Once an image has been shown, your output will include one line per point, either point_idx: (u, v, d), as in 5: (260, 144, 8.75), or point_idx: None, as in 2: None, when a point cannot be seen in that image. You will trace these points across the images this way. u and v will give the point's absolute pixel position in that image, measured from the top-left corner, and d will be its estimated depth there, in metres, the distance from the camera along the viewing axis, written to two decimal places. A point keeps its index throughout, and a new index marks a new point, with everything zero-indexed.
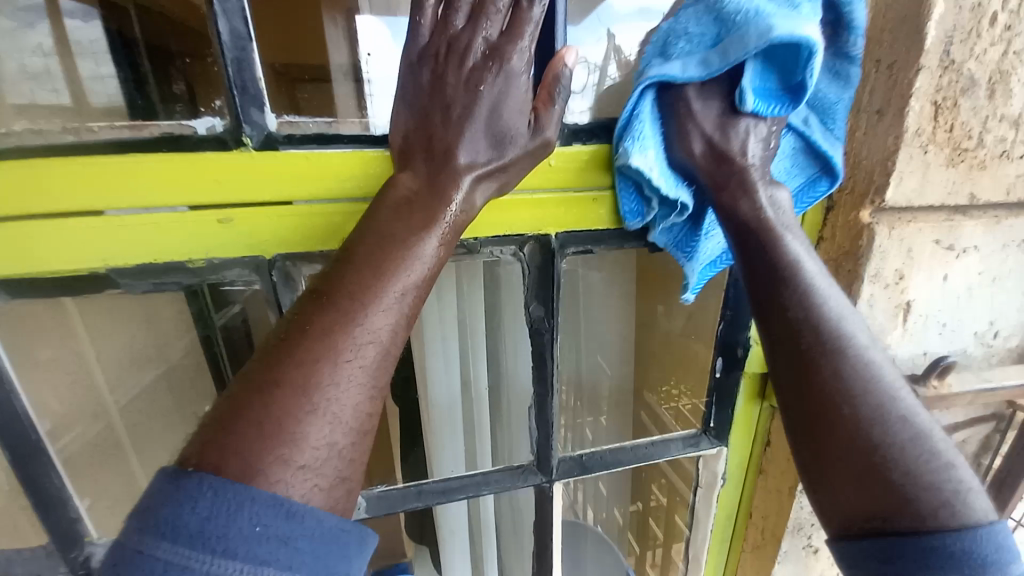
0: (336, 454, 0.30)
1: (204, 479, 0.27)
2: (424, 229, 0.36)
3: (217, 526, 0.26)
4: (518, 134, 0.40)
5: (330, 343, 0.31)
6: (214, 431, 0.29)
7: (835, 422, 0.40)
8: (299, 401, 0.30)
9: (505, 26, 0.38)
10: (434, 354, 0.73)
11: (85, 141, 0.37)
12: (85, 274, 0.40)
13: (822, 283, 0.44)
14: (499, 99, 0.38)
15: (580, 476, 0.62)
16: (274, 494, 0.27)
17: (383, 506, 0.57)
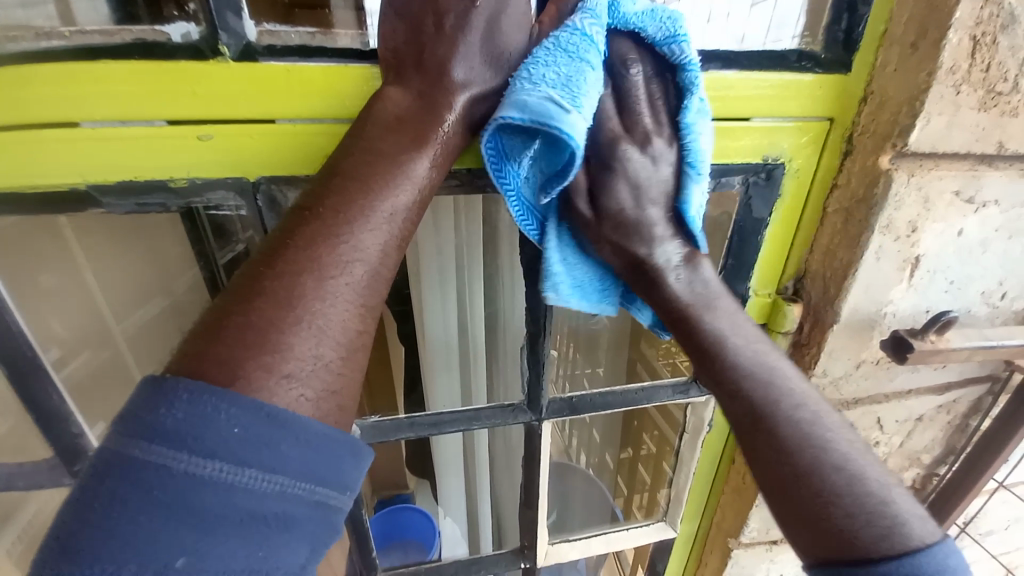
0: (323, 368, 0.30)
1: (182, 382, 0.27)
2: (413, 148, 0.34)
3: (195, 428, 0.27)
4: (516, 55, 0.37)
5: (313, 258, 0.31)
6: (200, 338, 0.29)
7: (781, 469, 0.40)
8: (283, 314, 0.30)
9: None
10: (431, 295, 0.72)
11: (52, 45, 0.35)
12: (65, 189, 0.39)
13: (742, 344, 0.44)
14: (497, 9, 0.36)
15: (570, 417, 0.63)
16: (252, 399, 0.28)
17: (376, 434, 0.59)
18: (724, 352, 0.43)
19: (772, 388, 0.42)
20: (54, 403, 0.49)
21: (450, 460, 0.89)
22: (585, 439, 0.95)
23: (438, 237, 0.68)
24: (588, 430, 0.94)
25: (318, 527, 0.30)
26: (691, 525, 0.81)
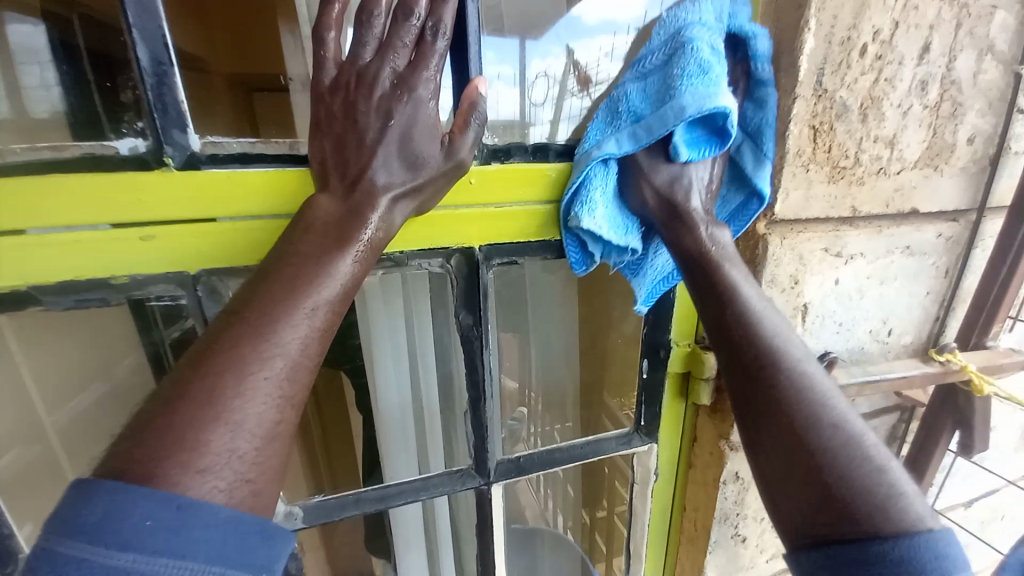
0: (238, 459, 0.32)
1: (104, 482, 0.29)
2: (336, 250, 0.39)
3: (110, 525, 0.28)
4: (431, 157, 0.43)
5: (236, 357, 0.34)
6: (124, 442, 0.31)
7: (769, 409, 0.42)
8: (204, 411, 0.32)
9: (411, 58, 0.41)
10: (383, 362, 0.74)
11: (3, 162, 0.38)
12: (6, 291, 0.40)
13: (756, 302, 0.46)
14: (408, 125, 0.41)
15: (518, 478, 0.65)
16: (166, 492, 0.29)
17: (319, 516, 0.58)
18: (738, 295, 0.46)
19: (775, 351, 0.43)
20: None
21: (410, 533, 0.85)
22: (560, 500, 0.94)
23: (388, 309, 0.71)
24: (562, 489, 0.93)
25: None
26: None
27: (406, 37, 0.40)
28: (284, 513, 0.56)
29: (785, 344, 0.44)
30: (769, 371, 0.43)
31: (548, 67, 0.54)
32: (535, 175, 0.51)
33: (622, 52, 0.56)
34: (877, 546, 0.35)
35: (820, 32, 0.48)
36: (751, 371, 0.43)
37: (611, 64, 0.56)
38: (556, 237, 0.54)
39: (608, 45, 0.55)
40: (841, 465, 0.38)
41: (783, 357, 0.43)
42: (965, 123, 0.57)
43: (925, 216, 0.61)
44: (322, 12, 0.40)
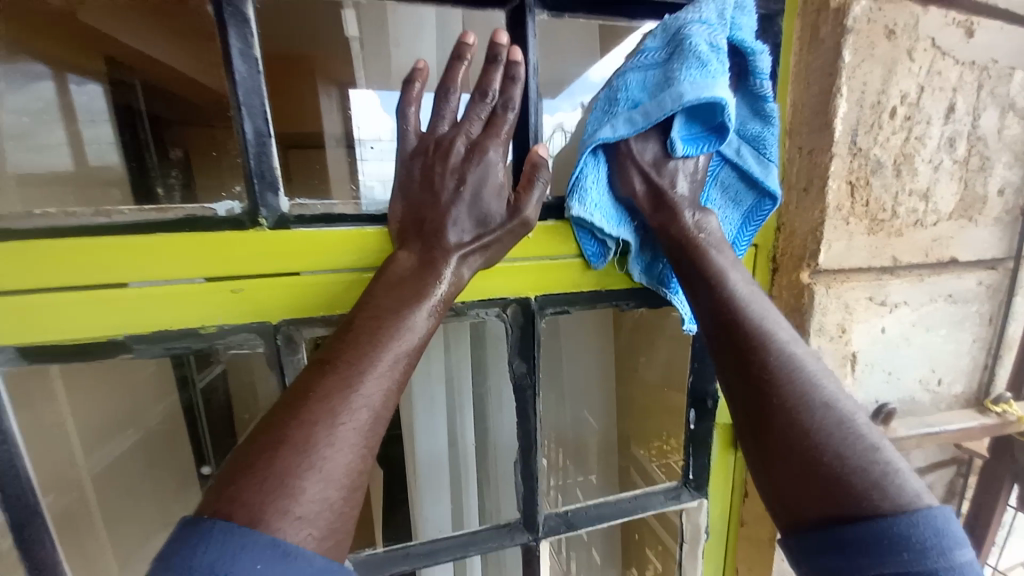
0: (328, 507, 0.33)
1: (216, 523, 0.30)
2: (414, 303, 0.41)
3: (222, 567, 0.28)
4: (497, 215, 0.46)
5: (326, 407, 0.35)
6: (224, 488, 0.32)
7: (762, 394, 0.42)
8: (299, 458, 0.33)
9: (483, 128, 0.46)
10: (421, 412, 0.75)
11: (113, 223, 0.42)
12: (104, 339, 0.43)
13: (741, 285, 0.47)
14: (479, 186, 0.45)
15: (568, 534, 0.63)
16: (272, 537, 0.30)
17: (370, 570, 0.57)
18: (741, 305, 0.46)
19: (762, 329, 0.44)
20: (46, 551, 0.50)
21: None
22: (583, 561, 0.88)
23: (427, 368, 0.73)
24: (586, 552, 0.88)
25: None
26: None
27: (480, 112, 0.45)
28: None
29: (771, 325, 0.45)
30: (754, 337, 0.44)
31: (562, 121, 0.58)
32: None
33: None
34: (873, 525, 0.35)
35: (851, 98, 0.51)
36: (738, 359, 0.44)
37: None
38: (606, 288, 0.57)
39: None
40: (834, 437, 0.38)
41: (768, 332, 0.44)
42: (994, 175, 0.59)
43: (963, 264, 0.62)
44: (405, 90, 0.44)
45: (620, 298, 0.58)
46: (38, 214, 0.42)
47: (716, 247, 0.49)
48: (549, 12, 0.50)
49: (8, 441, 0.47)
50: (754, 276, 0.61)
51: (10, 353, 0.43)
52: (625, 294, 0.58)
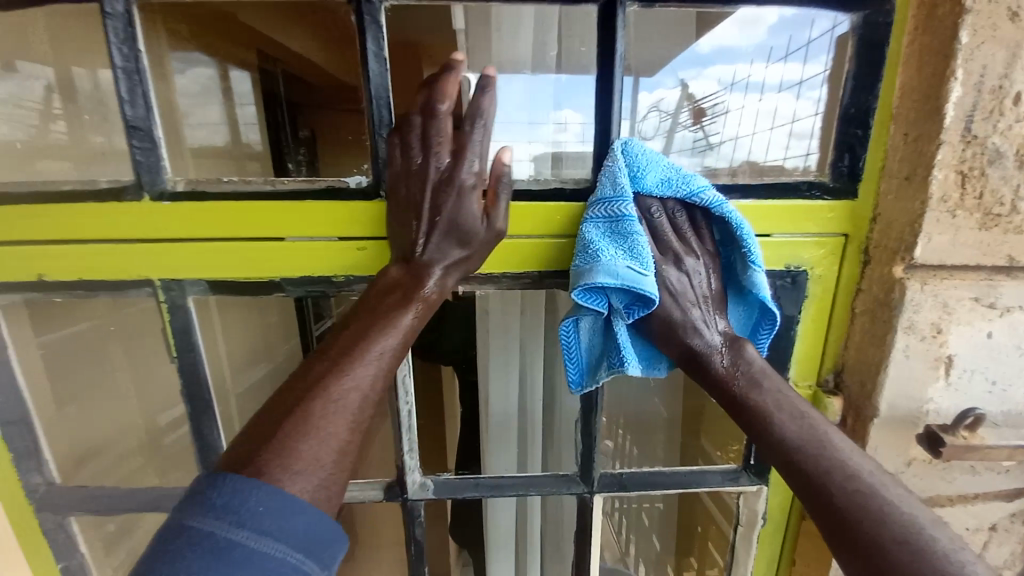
0: (321, 468, 0.41)
1: (228, 475, 0.38)
2: (403, 306, 0.50)
3: (234, 505, 0.37)
4: (478, 230, 0.52)
5: (323, 387, 0.45)
6: (243, 449, 0.41)
7: (830, 503, 0.43)
8: (301, 428, 0.42)
9: (451, 150, 0.50)
10: (496, 368, 0.83)
11: (277, 190, 0.54)
12: (265, 280, 0.56)
13: (789, 417, 0.49)
14: (456, 204, 0.50)
15: (619, 494, 0.68)
16: (275, 490, 0.38)
17: (446, 491, 0.68)
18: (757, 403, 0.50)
19: (818, 467, 0.45)
20: (211, 437, 0.64)
21: (503, 538, 0.91)
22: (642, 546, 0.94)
23: (505, 323, 0.79)
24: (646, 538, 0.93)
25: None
26: None
27: (444, 131, 0.50)
28: (419, 483, 0.67)
29: (827, 458, 0.45)
30: (811, 478, 0.44)
31: (659, 99, 0.60)
32: None
33: (747, 81, 0.59)
34: None
35: (967, 81, 0.48)
36: (799, 472, 0.45)
37: (732, 94, 0.60)
38: None
39: (731, 74, 0.59)
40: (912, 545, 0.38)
41: (826, 471, 0.44)
42: None
43: None
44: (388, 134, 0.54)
45: None
46: (226, 181, 0.55)
47: (763, 387, 0.51)
48: (640, 3, 0.54)
49: (194, 349, 0.60)
50: (840, 268, 0.59)
51: (202, 284, 0.57)
52: None
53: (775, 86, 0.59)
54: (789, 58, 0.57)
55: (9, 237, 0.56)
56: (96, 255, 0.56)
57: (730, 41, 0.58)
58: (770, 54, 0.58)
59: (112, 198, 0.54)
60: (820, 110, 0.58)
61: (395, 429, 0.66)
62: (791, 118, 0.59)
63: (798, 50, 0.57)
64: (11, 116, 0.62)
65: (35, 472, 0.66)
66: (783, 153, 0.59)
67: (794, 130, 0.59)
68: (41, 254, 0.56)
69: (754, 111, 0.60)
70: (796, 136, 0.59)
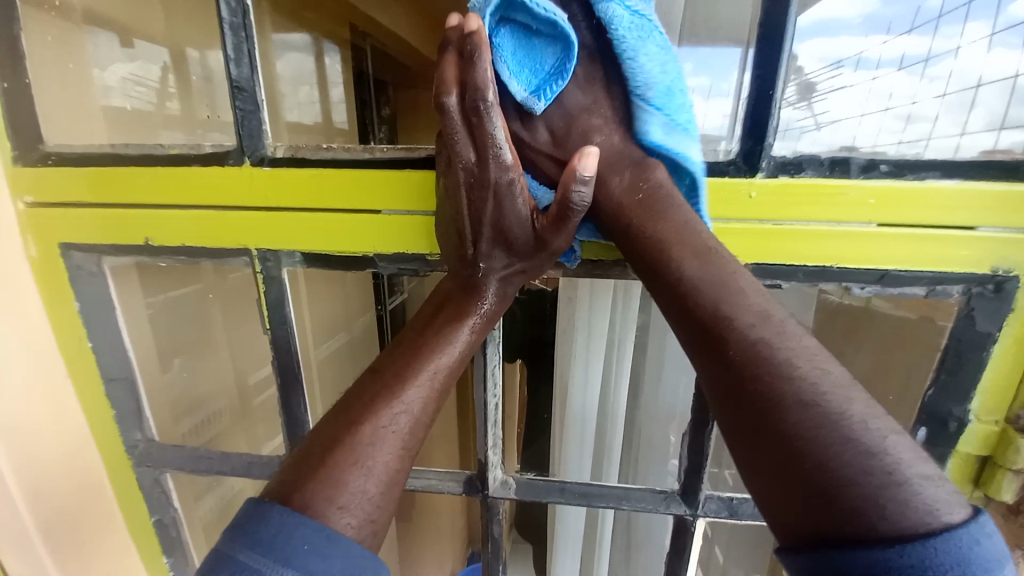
0: (367, 500, 0.39)
1: (275, 506, 0.36)
2: (456, 321, 0.47)
3: (279, 543, 0.35)
4: (524, 238, 0.47)
5: (372, 411, 0.41)
6: (287, 474, 0.39)
7: (748, 393, 0.36)
8: (348, 457, 0.39)
9: (475, 148, 0.43)
10: (576, 362, 0.73)
11: (375, 158, 0.50)
12: (359, 255, 0.53)
13: (699, 269, 0.40)
14: (497, 213, 0.46)
15: (728, 520, 0.59)
16: (321, 525, 0.36)
17: (530, 492, 0.63)
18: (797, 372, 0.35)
19: (716, 310, 0.38)
20: (297, 412, 0.63)
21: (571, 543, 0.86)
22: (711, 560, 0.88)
23: (593, 310, 0.69)
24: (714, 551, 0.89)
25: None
26: None
27: (458, 128, 0.42)
28: (502, 480, 0.63)
29: (765, 342, 0.36)
30: (710, 323, 0.38)
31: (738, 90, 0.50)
32: (838, 193, 0.46)
33: (873, 56, 0.48)
34: (874, 550, 0.30)
35: None
36: (721, 353, 0.38)
37: (839, 73, 0.48)
38: (838, 265, 0.48)
39: (840, 49, 0.48)
40: (821, 442, 0.33)
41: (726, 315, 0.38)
42: None
43: None
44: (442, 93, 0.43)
45: (854, 278, 0.48)
46: (326, 148, 0.52)
47: (659, 212, 0.43)
48: None
49: (288, 323, 0.58)
50: None
51: (297, 256, 0.55)
52: (863, 276, 0.48)
53: (912, 60, 0.47)
54: (938, 26, 0.46)
55: (125, 202, 0.57)
56: (199, 221, 0.55)
57: (843, 14, 0.47)
58: (914, 19, 0.46)
59: (216, 164, 0.52)
60: (982, 82, 0.46)
61: (480, 423, 0.61)
62: (940, 97, 0.47)
63: (951, 13, 0.45)
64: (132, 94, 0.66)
65: (137, 430, 0.69)
66: (896, 139, 0.47)
67: (946, 110, 0.46)
68: (150, 218, 0.57)
69: (874, 93, 0.48)
70: (912, 121, 0.47)
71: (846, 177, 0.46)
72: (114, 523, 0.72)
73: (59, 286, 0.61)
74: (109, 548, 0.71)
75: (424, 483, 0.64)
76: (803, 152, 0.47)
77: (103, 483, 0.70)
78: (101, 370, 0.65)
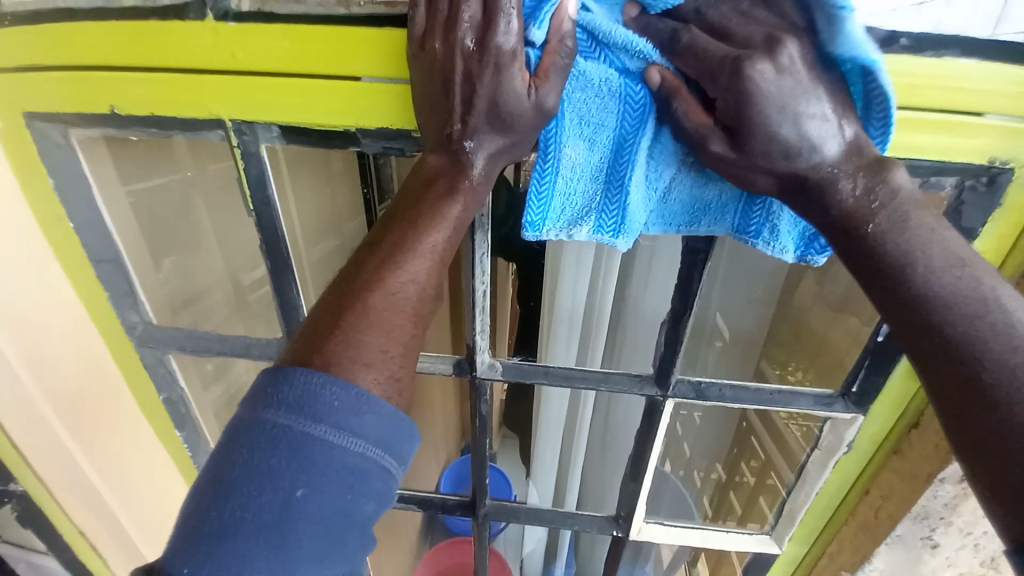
0: (389, 359, 0.41)
1: (298, 368, 0.38)
2: (450, 196, 0.46)
3: (309, 400, 0.37)
4: (522, 113, 0.43)
5: (379, 279, 0.42)
6: (304, 339, 0.41)
7: (973, 367, 0.36)
8: (361, 320, 0.41)
9: (482, 8, 0.41)
10: (568, 260, 0.74)
11: (353, 15, 0.45)
12: (340, 129, 0.51)
13: (935, 256, 0.39)
14: (495, 83, 0.43)
15: (695, 401, 0.64)
16: (349, 384, 0.38)
17: (514, 375, 0.67)
18: (913, 270, 0.39)
19: (928, 290, 0.39)
20: (289, 294, 0.64)
21: (552, 429, 0.93)
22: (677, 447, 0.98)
23: None
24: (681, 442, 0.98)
25: (383, 483, 0.39)
26: (800, 548, 0.77)
27: None
28: (489, 363, 0.67)
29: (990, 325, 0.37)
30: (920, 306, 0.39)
31: None
32: None
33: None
34: None
35: None
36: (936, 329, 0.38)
37: None
38: None
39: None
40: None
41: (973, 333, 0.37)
42: None
43: None
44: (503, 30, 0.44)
45: None
46: (297, 1, 0.46)
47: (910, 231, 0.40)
48: None
49: (271, 204, 0.57)
50: None
51: (276, 130, 0.52)
52: None
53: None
54: None
55: (78, 61, 0.52)
56: (164, 86, 0.51)
57: None
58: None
59: (174, 17, 0.47)
60: None
61: (469, 308, 0.63)
62: None
63: None
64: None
65: (133, 311, 0.70)
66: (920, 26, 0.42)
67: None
68: (111, 82, 0.53)
69: None
70: (948, 20, 0.42)
71: None
72: (126, 397, 0.77)
73: (29, 157, 0.59)
74: (124, 417, 0.77)
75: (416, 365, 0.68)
76: None
77: (106, 360, 0.73)
78: (88, 250, 0.65)
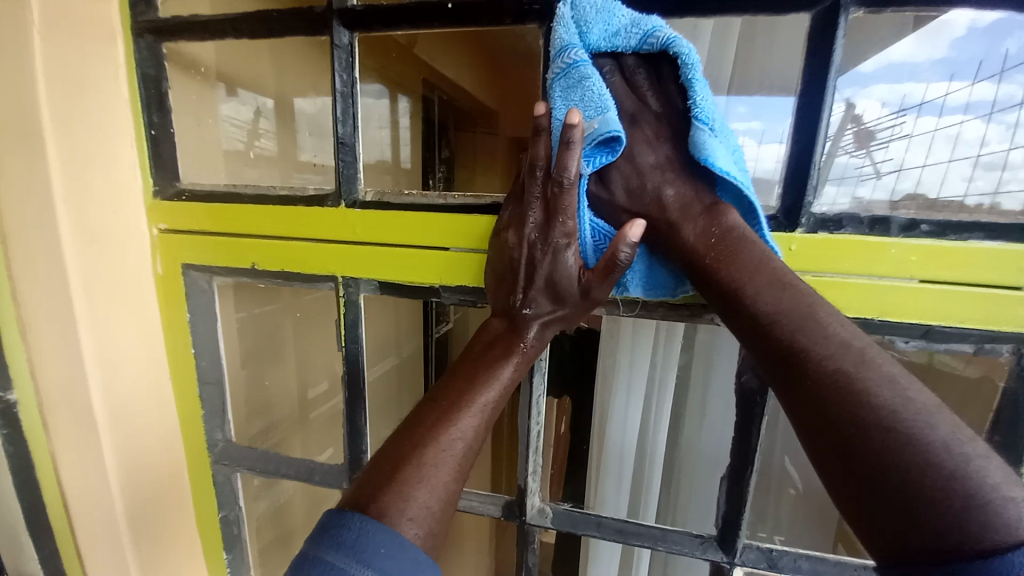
0: (431, 515, 0.44)
1: (354, 513, 0.41)
2: (503, 357, 0.52)
3: (361, 544, 0.39)
4: (571, 294, 0.51)
5: (433, 435, 0.47)
6: (360, 483, 0.45)
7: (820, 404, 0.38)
8: (414, 472, 0.44)
9: (544, 211, 0.50)
10: (618, 397, 0.75)
11: (449, 203, 0.58)
12: (427, 286, 0.61)
13: (772, 290, 0.43)
14: (552, 268, 0.51)
15: (767, 572, 0.59)
16: (394, 531, 0.41)
17: (565, 523, 0.65)
18: (745, 295, 0.44)
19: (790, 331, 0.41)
20: (357, 421, 0.69)
21: None
22: None
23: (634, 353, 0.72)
24: None
25: None
26: None
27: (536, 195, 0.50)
28: (538, 508, 0.66)
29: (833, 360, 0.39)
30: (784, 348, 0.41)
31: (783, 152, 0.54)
32: (880, 249, 0.48)
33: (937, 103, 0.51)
34: None
35: None
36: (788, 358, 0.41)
37: (902, 120, 0.52)
38: (880, 317, 0.50)
39: (900, 96, 0.51)
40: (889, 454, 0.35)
41: (812, 360, 0.40)
42: None
43: None
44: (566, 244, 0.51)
45: (897, 331, 0.50)
46: (408, 194, 0.60)
47: (739, 254, 0.46)
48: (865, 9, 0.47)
49: (358, 342, 0.65)
50: None
51: (374, 284, 0.63)
52: (908, 330, 0.49)
53: (978, 107, 0.49)
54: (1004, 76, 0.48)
55: (235, 231, 0.68)
56: (294, 250, 0.65)
57: (896, 54, 0.50)
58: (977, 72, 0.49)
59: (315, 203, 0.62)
60: None
61: (522, 448, 0.65)
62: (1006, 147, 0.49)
63: (1016, 66, 0.48)
64: (230, 136, 0.78)
65: (219, 430, 0.78)
66: (965, 187, 0.50)
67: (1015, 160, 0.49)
68: (255, 246, 0.67)
69: (941, 133, 0.51)
70: (982, 167, 0.50)
71: (885, 236, 0.48)
72: (189, 514, 0.80)
73: (177, 297, 0.72)
74: (182, 534, 0.79)
75: (466, 504, 0.68)
76: (842, 210, 0.50)
77: (184, 473, 0.79)
78: (200, 373, 0.75)
